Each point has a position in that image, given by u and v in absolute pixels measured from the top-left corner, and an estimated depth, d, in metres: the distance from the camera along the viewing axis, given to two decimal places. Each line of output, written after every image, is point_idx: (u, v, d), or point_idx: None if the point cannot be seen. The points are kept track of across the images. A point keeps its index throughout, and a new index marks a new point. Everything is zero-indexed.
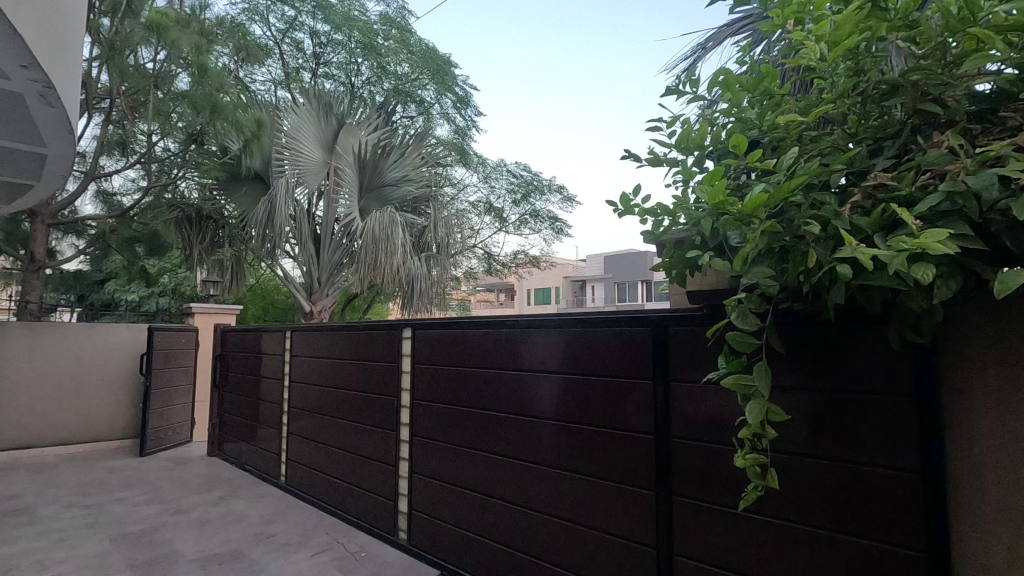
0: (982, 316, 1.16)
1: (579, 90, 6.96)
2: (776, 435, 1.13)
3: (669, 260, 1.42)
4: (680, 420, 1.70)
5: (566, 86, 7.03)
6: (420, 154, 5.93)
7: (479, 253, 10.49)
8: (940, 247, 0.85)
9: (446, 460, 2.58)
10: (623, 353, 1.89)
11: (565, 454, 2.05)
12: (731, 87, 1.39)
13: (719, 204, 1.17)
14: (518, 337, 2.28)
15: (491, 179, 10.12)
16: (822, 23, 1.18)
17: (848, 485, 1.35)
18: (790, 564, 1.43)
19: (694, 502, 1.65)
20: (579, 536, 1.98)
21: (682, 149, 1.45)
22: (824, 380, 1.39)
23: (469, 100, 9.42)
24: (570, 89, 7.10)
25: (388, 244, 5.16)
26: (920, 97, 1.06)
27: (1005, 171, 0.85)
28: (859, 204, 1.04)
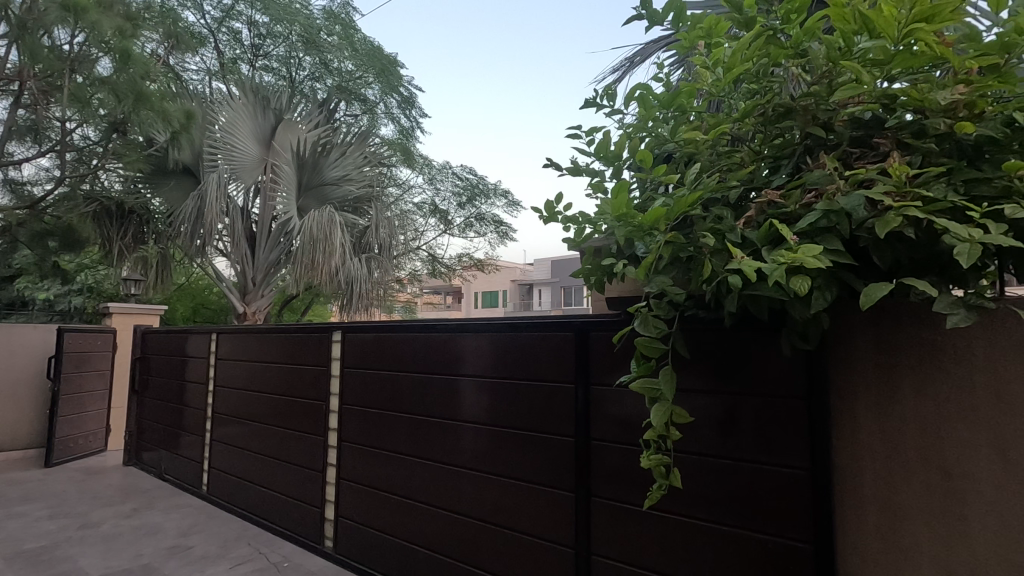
0: (863, 322, 1.26)
1: (524, 99, 6.96)
2: (678, 437, 1.19)
3: (589, 266, 1.46)
4: (600, 421, 1.75)
5: (510, 93, 7.05)
6: (362, 153, 5.81)
7: (423, 255, 10.41)
8: (814, 261, 0.92)
9: (375, 466, 2.53)
10: (547, 357, 1.93)
11: (491, 457, 2.06)
12: (648, 102, 1.45)
13: (624, 215, 1.22)
14: (448, 340, 2.28)
15: (437, 181, 10.10)
16: (719, 51, 1.28)
17: (749, 483, 1.42)
18: (696, 560, 1.49)
19: (612, 502, 1.70)
20: (502, 538, 2.00)
21: (602, 161, 1.50)
22: (729, 383, 1.46)
23: (415, 101, 9.26)
24: (515, 98, 7.11)
25: (326, 246, 4.99)
26: (810, 121, 1.14)
27: (872, 194, 0.94)
28: (753, 220, 1.12)
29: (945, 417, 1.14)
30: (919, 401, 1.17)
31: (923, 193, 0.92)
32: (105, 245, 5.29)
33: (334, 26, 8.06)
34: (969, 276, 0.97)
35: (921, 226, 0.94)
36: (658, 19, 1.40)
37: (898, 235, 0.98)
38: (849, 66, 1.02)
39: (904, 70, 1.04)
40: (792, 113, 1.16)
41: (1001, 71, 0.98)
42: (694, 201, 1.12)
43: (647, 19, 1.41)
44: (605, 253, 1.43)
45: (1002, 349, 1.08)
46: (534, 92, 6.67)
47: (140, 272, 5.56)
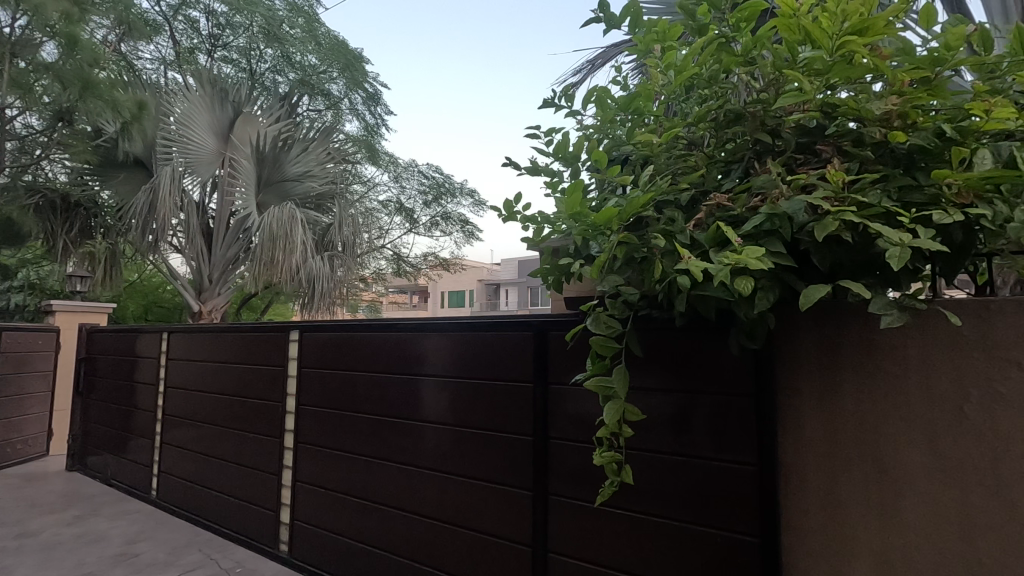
0: (807, 322, 1.31)
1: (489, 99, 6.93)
2: (631, 434, 1.21)
3: (548, 266, 1.47)
4: (559, 419, 1.76)
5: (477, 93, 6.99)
6: (325, 149, 5.70)
7: (388, 254, 10.27)
8: (757, 263, 0.94)
9: (333, 467, 2.49)
10: (506, 356, 1.93)
11: (451, 457, 2.05)
12: (605, 104, 1.46)
13: (578, 214, 1.23)
14: (408, 340, 2.26)
15: (402, 179, 10.03)
16: (671, 56, 1.31)
17: (700, 479, 1.46)
18: (648, 555, 1.53)
19: (569, 500, 1.71)
20: (460, 538, 1.99)
21: (561, 161, 1.50)
22: (682, 382, 1.49)
23: (380, 98, 9.16)
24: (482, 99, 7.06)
25: (287, 242, 4.85)
26: (758, 127, 1.17)
27: (812, 199, 0.97)
28: (703, 222, 1.15)
29: (881, 412, 1.20)
30: (858, 398, 1.23)
31: (860, 198, 0.96)
32: (48, 240, 5.03)
33: (297, 18, 7.86)
34: (902, 278, 1.02)
35: (857, 230, 0.98)
36: (616, 22, 1.42)
37: (837, 239, 1.03)
38: (793, 74, 1.04)
39: (845, 81, 1.08)
40: (741, 119, 1.20)
41: (932, 83, 1.03)
42: (645, 202, 1.14)
43: (604, 22, 1.43)
44: (563, 254, 1.44)
45: (932, 348, 1.15)
46: (500, 92, 6.65)
47: (86, 268, 5.30)
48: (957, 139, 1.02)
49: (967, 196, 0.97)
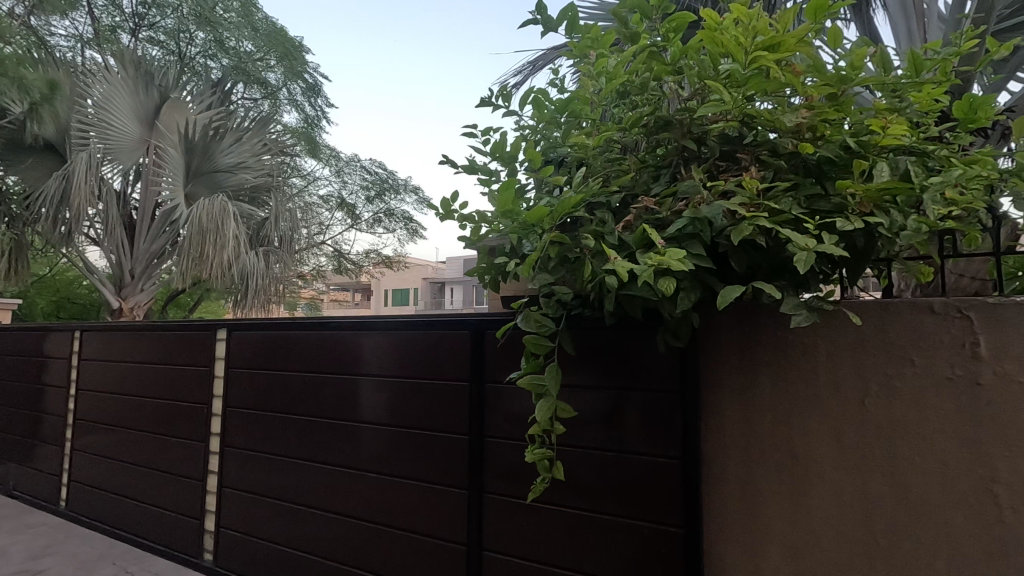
0: (729, 322, 1.38)
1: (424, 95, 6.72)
2: (563, 431, 1.23)
3: (484, 265, 1.47)
4: (496, 418, 1.77)
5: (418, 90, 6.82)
6: (260, 140, 5.47)
7: (329, 250, 9.87)
8: (678, 264, 0.98)
9: (262, 470, 2.39)
10: (443, 355, 1.91)
11: (387, 458, 2.01)
12: (542, 106, 1.48)
13: (509, 213, 1.23)
14: (344, 339, 2.20)
15: (344, 174, 9.81)
16: (603, 62, 1.33)
17: (628, 474, 1.50)
18: (579, 549, 1.56)
19: (504, 498, 1.72)
20: (394, 540, 1.96)
21: (499, 161, 1.49)
22: (614, 379, 1.53)
23: (320, 90, 8.88)
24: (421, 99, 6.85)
25: (219, 236, 4.61)
26: (685, 134, 1.22)
27: (729, 205, 1.03)
28: (632, 224, 1.18)
29: (794, 405, 1.29)
30: (773, 393, 1.31)
31: (772, 205, 1.02)
32: None
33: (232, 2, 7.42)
34: (811, 281, 1.10)
35: (771, 236, 1.04)
36: (553, 25, 1.43)
37: (752, 243, 1.09)
38: (714, 84, 1.09)
39: (763, 93, 1.14)
40: (670, 126, 1.24)
41: (840, 99, 1.10)
42: (575, 204, 1.16)
43: (542, 25, 1.43)
44: (500, 253, 1.45)
45: (839, 346, 1.25)
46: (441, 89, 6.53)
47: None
48: (860, 153, 1.11)
49: (867, 206, 1.05)
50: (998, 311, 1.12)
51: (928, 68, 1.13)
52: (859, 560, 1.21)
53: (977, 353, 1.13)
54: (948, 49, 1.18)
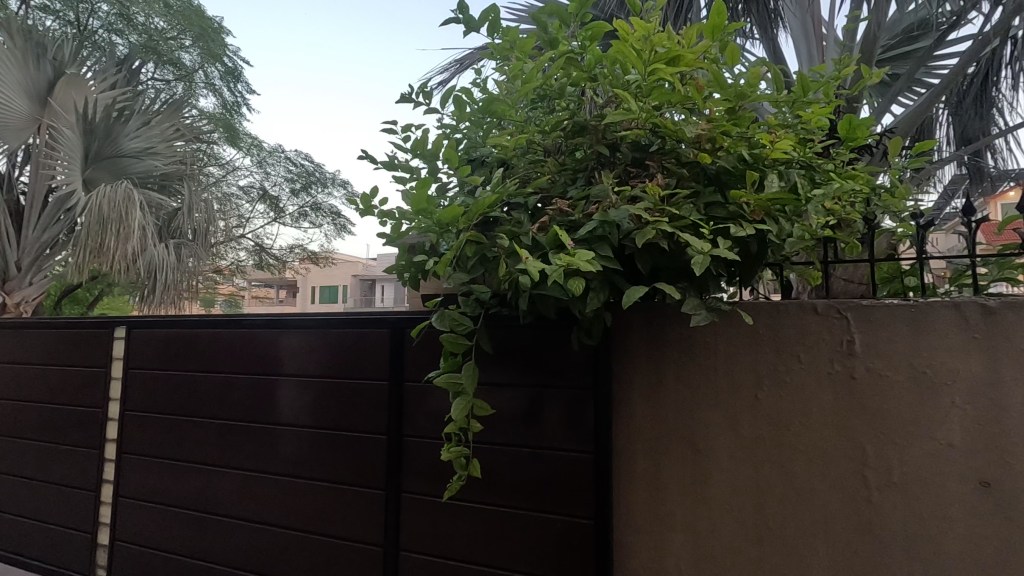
0: (639, 321, 1.44)
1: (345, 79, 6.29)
2: (479, 429, 1.24)
3: (403, 263, 1.45)
4: (415, 417, 1.75)
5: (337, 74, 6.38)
6: (173, 124, 5.10)
7: (251, 244, 9.23)
8: (586, 264, 1.02)
9: (164, 478, 2.24)
10: (362, 354, 1.88)
11: (302, 460, 1.95)
12: (463, 106, 1.48)
13: (424, 212, 1.22)
14: (258, 338, 2.11)
15: (267, 165, 9.35)
16: (521, 65, 1.35)
17: (543, 469, 1.54)
18: (495, 544, 1.58)
19: (421, 497, 1.71)
20: (308, 545, 1.90)
21: (420, 157, 1.45)
22: (531, 376, 1.56)
23: (240, 75, 8.42)
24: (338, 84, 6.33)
25: (123, 226, 4.23)
26: (599, 139, 1.26)
27: (634, 209, 1.08)
28: (546, 225, 1.21)
29: (695, 399, 1.37)
30: (678, 388, 1.39)
31: (673, 211, 1.08)
32: None
33: None
34: (709, 284, 1.17)
35: (672, 240, 1.10)
36: (474, 26, 1.43)
37: (656, 246, 1.15)
38: (622, 92, 1.13)
39: (669, 103, 1.20)
40: (584, 130, 1.28)
41: (738, 114, 1.18)
42: (490, 204, 1.17)
43: (464, 24, 1.43)
44: (419, 251, 1.43)
45: (735, 344, 1.34)
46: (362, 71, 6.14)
47: None
48: (754, 164, 1.19)
49: (758, 213, 1.13)
50: (870, 311, 1.25)
51: (814, 89, 1.23)
52: (750, 542, 1.31)
53: (852, 349, 1.25)
54: (832, 73, 1.30)
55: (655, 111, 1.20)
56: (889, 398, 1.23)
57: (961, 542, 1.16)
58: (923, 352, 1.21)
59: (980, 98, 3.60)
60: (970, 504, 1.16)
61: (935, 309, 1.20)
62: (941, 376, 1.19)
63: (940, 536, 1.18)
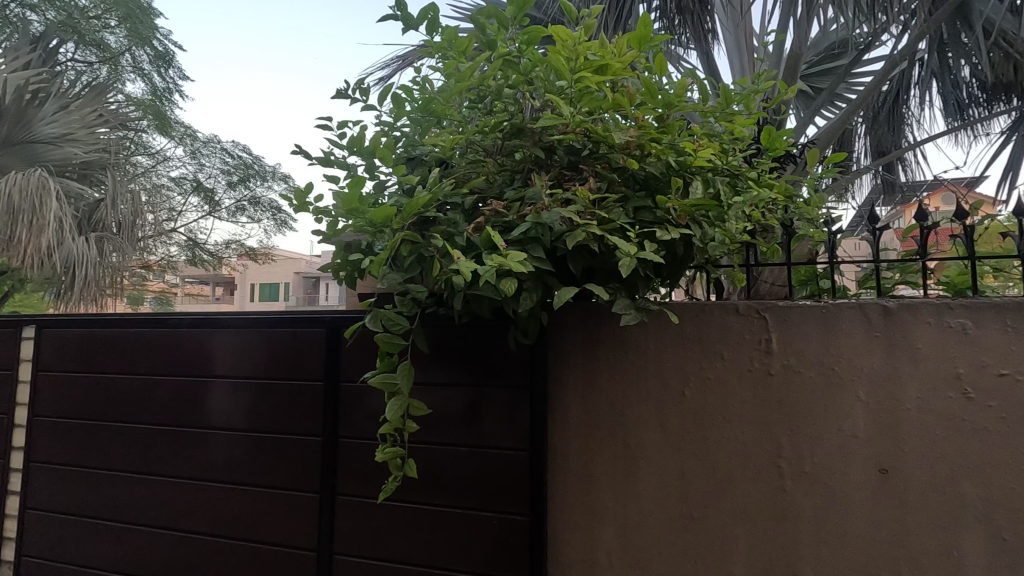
0: (574, 321, 1.47)
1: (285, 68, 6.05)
2: (413, 429, 1.24)
3: (339, 261, 1.42)
4: (350, 418, 1.72)
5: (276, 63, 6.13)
6: (96, 110, 4.79)
7: (183, 238, 8.82)
8: (518, 265, 1.03)
9: (79, 486, 2.10)
10: (297, 355, 1.83)
11: (232, 465, 1.88)
12: (401, 103, 1.46)
13: (356, 211, 1.20)
14: (186, 338, 2.01)
15: (201, 156, 8.85)
16: (458, 66, 1.35)
17: (479, 467, 1.54)
18: (431, 544, 1.57)
19: (356, 499, 1.69)
20: (237, 551, 1.84)
21: (357, 154, 1.41)
22: (469, 376, 1.57)
23: (172, 60, 7.98)
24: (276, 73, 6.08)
25: (36, 218, 3.90)
26: (536, 142, 1.29)
27: (566, 212, 1.10)
28: (481, 225, 1.21)
29: (627, 397, 1.42)
30: (611, 385, 1.43)
31: (601, 214, 1.12)
32: None
33: None
34: (639, 284, 1.21)
35: (602, 242, 1.14)
36: (413, 23, 1.42)
37: (588, 249, 1.18)
38: (556, 97, 1.15)
39: (602, 110, 1.23)
40: (521, 134, 1.30)
41: (666, 122, 1.23)
42: (425, 205, 1.16)
43: (402, 21, 1.41)
44: (355, 249, 1.40)
45: (665, 343, 1.40)
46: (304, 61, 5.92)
47: None
48: (679, 171, 1.25)
49: (684, 218, 1.18)
50: (787, 312, 1.33)
51: (736, 102, 1.30)
52: (675, 533, 1.37)
53: (770, 348, 1.33)
54: (752, 87, 1.37)
55: (588, 117, 1.23)
56: (803, 393, 1.31)
57: (863, 526, 1.26)
58: (832, 350, 1.30)
59: (892, 113, 3.88)
60: (871, 491, 1.26)
61: (842, 310, 1.30)
62: (847, 372, 1.29)
63: (844, 521, 1.27)
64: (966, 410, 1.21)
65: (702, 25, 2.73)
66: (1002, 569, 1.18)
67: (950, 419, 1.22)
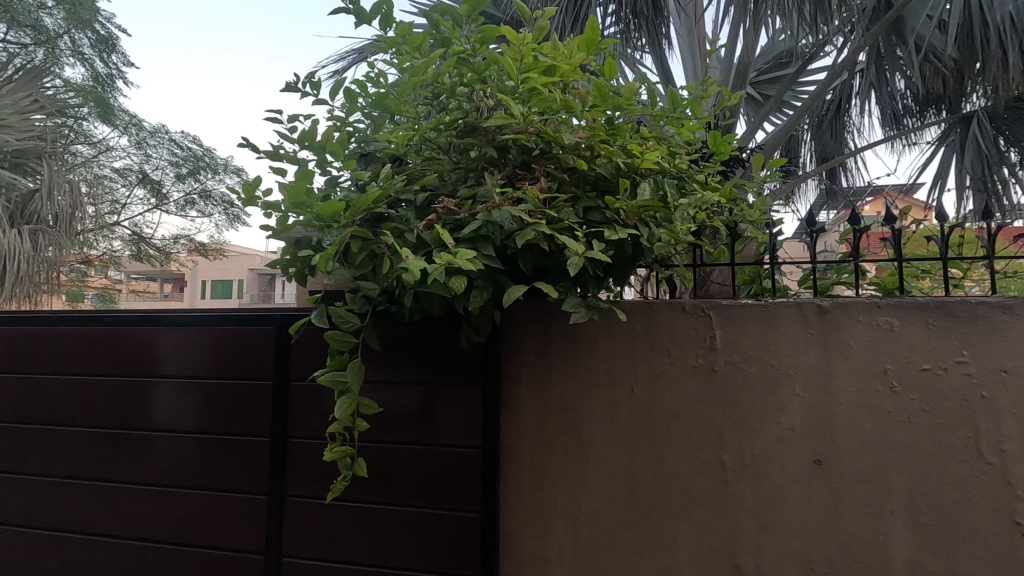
0: (527, 320, 1.49)
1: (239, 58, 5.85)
2: (364, 427, 1.23)
3: (288, 257, 1.38)
4: (301, 418, 1.69)
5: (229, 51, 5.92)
6: (30, 95, 4.51)
7: (127, 232, 8.40)
8: (467, 264, 1.03)
9: (9, 493, 1.99)
10: (246, 354, 1.78)
11: (175, 468, 1.81)
12: (354, 98, 1.43)
13: (303, 205, 1.17)
14: (127, 337, 1.92)
15: (147, 146, 8.44)
16: (410, 63, 1.34)
17: (432, 466, 1.54)
18: (382, 544, 1.56)
19: (306, 500, 1.66)
20: (180, 557, 1.78)
21: (307, 149, 1.38)
22: (422, 375, 1.56)
23: (116, 45, 7.61)
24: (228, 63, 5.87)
25: None
26: (490, 141, 1.29)
27: (515, 211, 1.11)
28: (432, 223, 1.21)
29: (578, 394, 1.45)
30: (563, 382, 1.46)
31: (550, 214, 1.13)
32: None
33: None
34: (589, 283, 1.24)
35: (552, 241, 1.16)
36: (366, 18, 1.40)
37: (538, 248, 1.20)
38: (509, 96, 1.16)
39: (554, 111, 1.25)
40: (474, 132, 1.31)
41: (616, 125, 1.26)
42: (375, 200, 1.15)
43: (354, 15, 1.39)
44: (305, 245, 1.37)
45: (614, 342, 1.43)
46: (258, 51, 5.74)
47: None
48: (628, 173, 1.28)
49: (632, 219, 1.21)
50: (730, 311, 1.38)
51: (683, 106, 1.34)
52: (624, 526, 1.41)
53: (714, 345, 1.38)
54: (698, 92, 1.41)
55: (541, 117, 1.25)
56: (744, 388, 1.36)
57: (798, 515, 1.33)
58: (771, 347, 1.36)
59: (834, 122, 4.07)
60: (806, 481, 1.32)
61: (781, 309, 1.36)
62: (785, 368, 1.35)
63: (782, 510, 1.33)
64: (892, 403, 1.29)
65: (657, 31, 2.78)
66: (924, 551, 1.26)
67: (878, 412, 1.29)
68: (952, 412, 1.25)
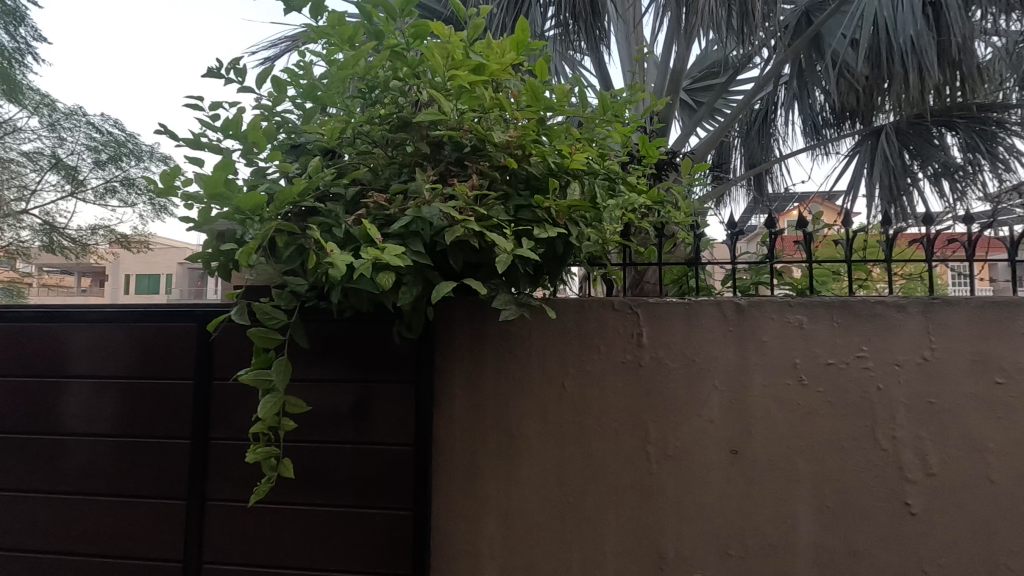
0: (461, 317, 1.49)
1: None
2: (289, 427, 1.20)
3: (209, 250, 1.32)
4: (225, 418, 1.62)
5: None
6: None
7: (37, 221, 7.64)
8: (395, 259, 1.03)
9: None
10: (164, 352, 1.69)
11: (85, 474, 1.69)
12: (283, 87, 1.39)
13: (221, 196, 1.12)
14: (31, 335, 1.78)
15: (61, 129, 7.77)
16: (342, 53, 1.30)
17: (363, 464, 1.51)
18: (310, 545, 1.52)
19: (230, 503, 1.59)
20: (90, 568, 1.67)
21: (231, 137, 1.32)
22: (354, 372, 1.53)
23: (25, 17, 7.01)
24: None
25: None
26: (422, 137, 1.29)
27: (445, 208, 1.12)
28: (362, 218, 1.19)
29: (511, 390, 1.46)
30: (495, 378, 1.47)
31: (480, 212, 1.14)
32: None
33: None
34: (520, 280, 1.28)
35: (482, 239, 1.17)
36: (294, 5, 1.35)
37: (469, 245, 1.21)
38: (440, 92, 1.16)
39: (487, 109, 1.25)
40: (407, 127, 1.30)
41: (548, 126, 1.27)
42: (299, 193, 1.12)
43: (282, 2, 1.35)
44: (228, 238, 1.31)
45: (546, 338, 1.46)
46: None
47: None
48: (559, 173, 1.30)
49: (561, 218, 1.24)
50: (656, 308, 1.44)
51: (613, 109, 1.37)
52: (554, 519, 1.44)
53: (641, 341, 1.43)
54: (629, 96, 1.45)
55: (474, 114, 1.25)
56: (669, 383, 1.42)
57: (717, 502, 1.40)
58: (694, 343, 1.42)
59: (761, 129, 4.31)
60: (724, 470, 1.40)
61: (704, 308, 1.42)
62: (706, 363, 1.41)
63: (701, 498, 1.40)
64: (801, 394, 1.38)
65: (595, 33, 2.84)
66: (827, 531, 1.36)
67: (789, 403, 1.38)
68: (852, 402, 1.36)
